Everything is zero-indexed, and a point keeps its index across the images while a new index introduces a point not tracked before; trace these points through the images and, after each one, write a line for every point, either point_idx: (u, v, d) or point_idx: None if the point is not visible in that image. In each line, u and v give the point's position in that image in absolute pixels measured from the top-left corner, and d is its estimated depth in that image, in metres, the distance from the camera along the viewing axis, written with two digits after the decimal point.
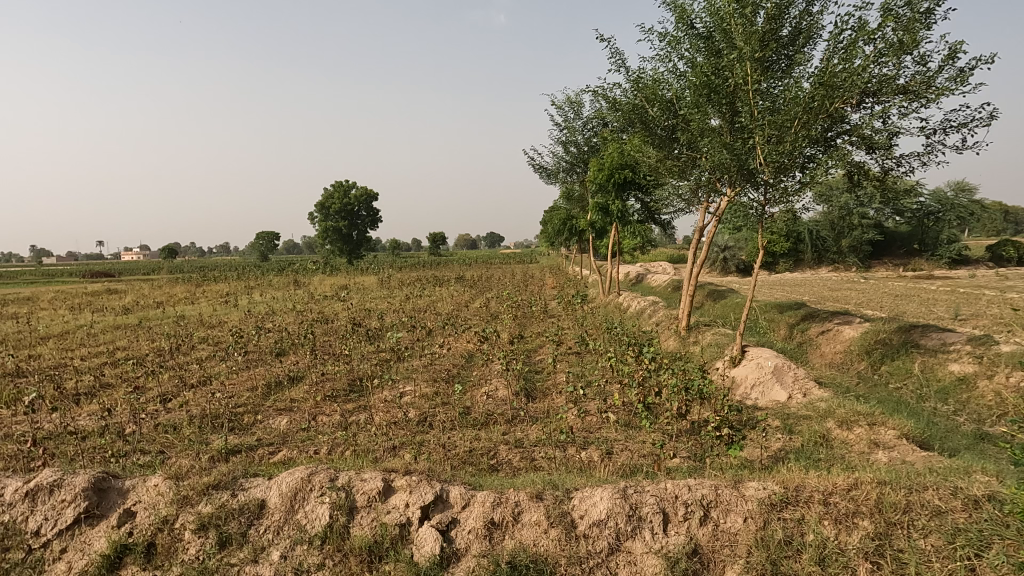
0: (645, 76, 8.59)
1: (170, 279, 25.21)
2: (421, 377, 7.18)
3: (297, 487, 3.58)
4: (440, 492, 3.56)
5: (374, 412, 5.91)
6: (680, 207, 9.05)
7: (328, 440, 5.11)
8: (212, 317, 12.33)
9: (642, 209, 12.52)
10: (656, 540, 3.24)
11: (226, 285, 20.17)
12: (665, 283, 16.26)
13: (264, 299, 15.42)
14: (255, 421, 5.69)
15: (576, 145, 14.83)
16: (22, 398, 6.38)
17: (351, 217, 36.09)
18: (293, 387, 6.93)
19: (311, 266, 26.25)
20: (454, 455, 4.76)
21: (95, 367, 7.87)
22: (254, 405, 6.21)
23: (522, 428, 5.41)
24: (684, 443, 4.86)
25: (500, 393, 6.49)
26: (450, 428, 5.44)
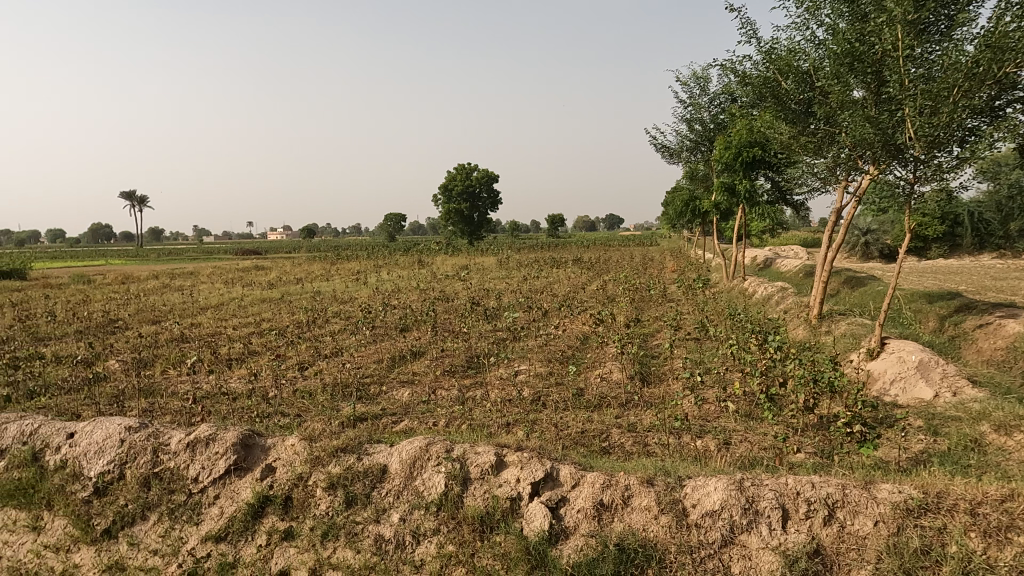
0: (779, 46, 8.04)
1: (309, 258, 27.24)
2: (536, 357, 7.29)
3: (416, 456, 3.77)
4: (551, 470, 3.62)
5: (489, 389, 6.10)
6: (815, 187, 8.43)
7: (446, 414, 5.34)
8: (344, 293, 13.18)
9: (773, 189, 11.81)
10: (774, 536, 3.10)
11: (357, 264, 21.47)
12: (797, 268, 15.26)
13: (391, 278, 16.24)
14: (380, 391, 6.07)
15: (701, 123, 14.23)
16: (185, 361, 7.20)
17: (472, 199, 36.99)
18: (415, 361, 7.27)
19: (434, 247, 27.28)
20: (566, 435, 4.80)
21: (244, 336, 8.71)
22: (380, 376, 6.63)
23: (635, 413, 5.35)
24: (811, 438, 4.58)
25: (614, 376, 6.43)
26: (563, 408, 5.49)
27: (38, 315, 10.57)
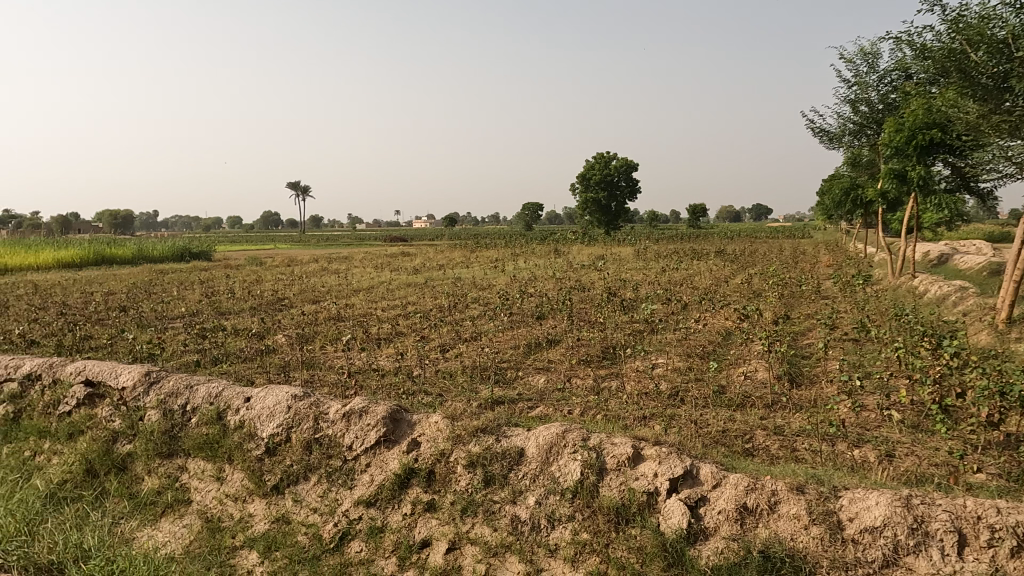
0: (969, 14, 7.09)
1: (451, 245, 28.39)
2: (674, 351, 7.08)
3: (552, 442, 3.80)
4: (691, 468, 3.49)
5: (625, 380, 6.03)
6: (1008, 172, 7.37)
7: (581, 403, 5.35)
8: (483, 280, 13.59)
9: (953, 176, 10.50)
10: (947, 563, 2.78)
11: (495, 252, 22.06)
12: (980, 265, 13.50)
13: (528, 266, 16.50)
14: (517, 376, 6.21)
15: (868, 104, 12.96)
16: (341, 338, 7.82)
17: (610, 188, 36.50)
18: (551, 349, 7.35)
19: (571, 237, 27.30)
20: (706, 432, 4.62)
21: (392, 318, 9.29)
22: (516, 361, 6.78)
23: (783, 415, 5.03)
24: (994, 458, 4.04)
25: (759, 375, 6.08)
26: (703, 405, 5.29)
27: (221, 292, 11.95)
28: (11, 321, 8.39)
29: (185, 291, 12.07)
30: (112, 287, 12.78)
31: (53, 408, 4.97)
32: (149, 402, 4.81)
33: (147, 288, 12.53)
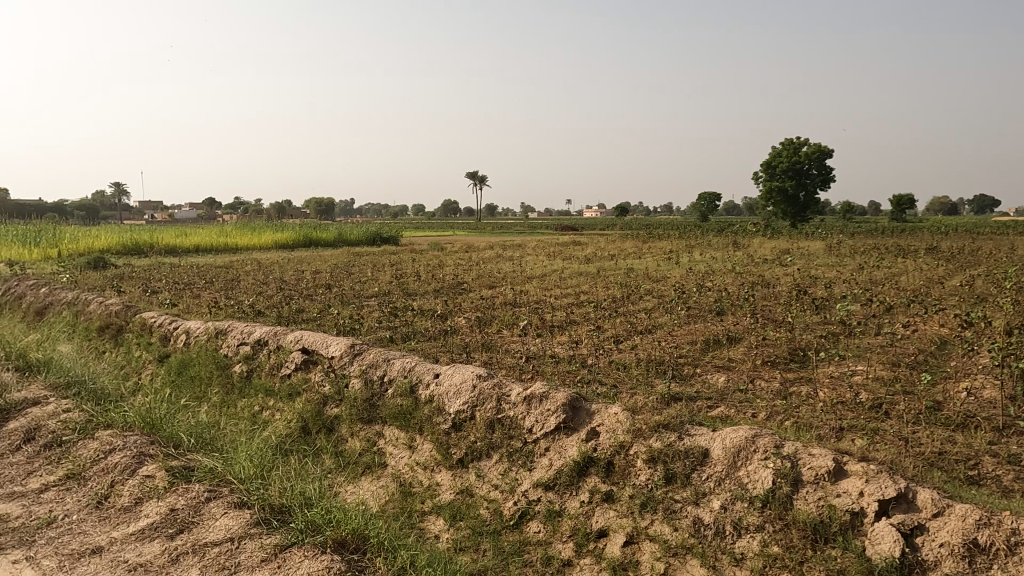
0: None
1: (621, 236, 28.07)
2: (876, 358, 6.35)
3: (741, 445, 3.52)
4: (905, 490, 3.08)
5: (818, 387, 5.52)
6: None
7: (767, 407, 4.99)
8: (657, 272, 13.22)
9: None
10: None
11: (669, 244, 21.38)
12: None
13: (704, 259, 15.77)
14: (694, 373, 5.96)
15: None
16: (517, 323, 8.04)
17: (799, 176, 33.61)
18: (731, 348, 6.94)
19: (751, 229, 25.64)
20: (919, 453, 4.08)
21: (566, 306, 9.38)
22: (693, 358, 6.51)
23: (1020, 442, 4.29)
24: None
25: (987, 393, 5.24)
26: (914, 422, 4.67)
27: (409, 274, 12.87)
28: (243, 293, 9.74)
29: (378, 273, 13.19)
30: (319, 266, 14.33)
31: (276, 371, 5.62)
32: (353, 371, 5.25)
33: (347, 268, 13.88)
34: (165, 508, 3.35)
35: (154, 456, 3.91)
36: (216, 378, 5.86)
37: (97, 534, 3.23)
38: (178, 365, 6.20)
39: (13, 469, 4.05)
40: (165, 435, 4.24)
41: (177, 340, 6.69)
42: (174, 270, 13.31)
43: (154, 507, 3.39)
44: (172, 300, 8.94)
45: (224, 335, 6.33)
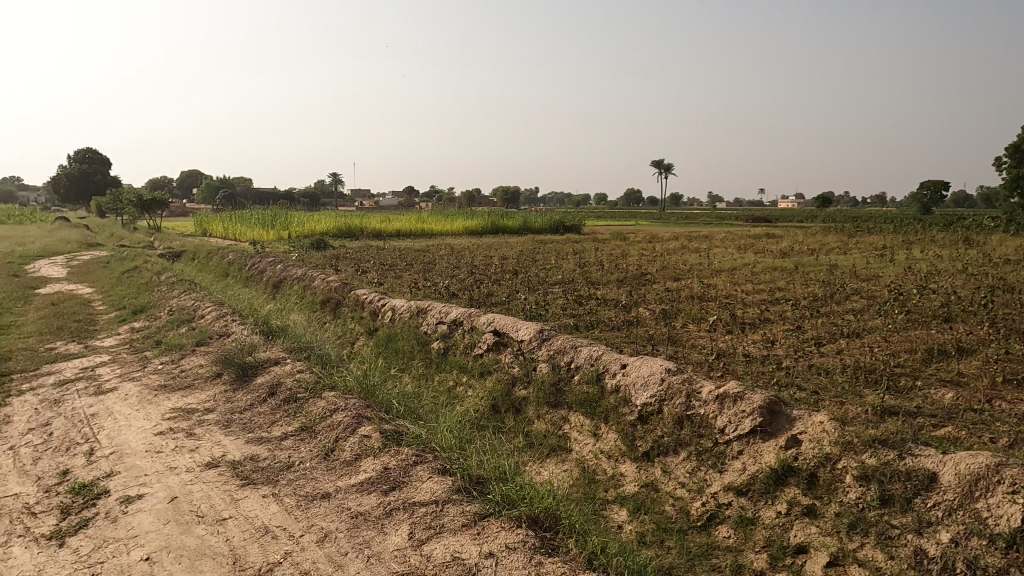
0: None
1: (822, 228, 25.59)
2: None
3: (980, 474, 3.05)
4: None
5: None
6: None
7: (1012, 433, 4.24)
8: (866, 270, 11.84)
9: None
10: None
11: (881, 239, 19.06)
12: None
13: (926, 257, 13.81)
14: (914, 386, 5.24)
15: None
16: (704, 317, 7.67)
17: None
18: (963, 360, 6.00)
19: (989, 223, 21.97)
20: None
21: (758, 303, 8.77)
22: (914, 369, 5.72)
23: None
24: None
25: None
26: None
27: (592, 263, 12.87)
28: (439, 275, 10.43)
29: (561, 261, 13.38)
30: (505, 253, 14.91)
31: (470, 349, 5.90)
32: (541, 355, 5.24)
33: (532, 255, 14.24)
34: (379, 466, 3.75)
35: (370, 419, 4.37)
36: (418, 353, 6.37)
37: (325, 481, 3.70)
38: (385, 338, 6.87)
39: (261, 418, 4.78)
40: (378, 401, 4.72)
41: (384, 316, 7.37)
42: (379, 252, 14.67)
43: (370, 464, 3.80)
44: (379, 280, 9.86)
45: (425, 313, 6.83)
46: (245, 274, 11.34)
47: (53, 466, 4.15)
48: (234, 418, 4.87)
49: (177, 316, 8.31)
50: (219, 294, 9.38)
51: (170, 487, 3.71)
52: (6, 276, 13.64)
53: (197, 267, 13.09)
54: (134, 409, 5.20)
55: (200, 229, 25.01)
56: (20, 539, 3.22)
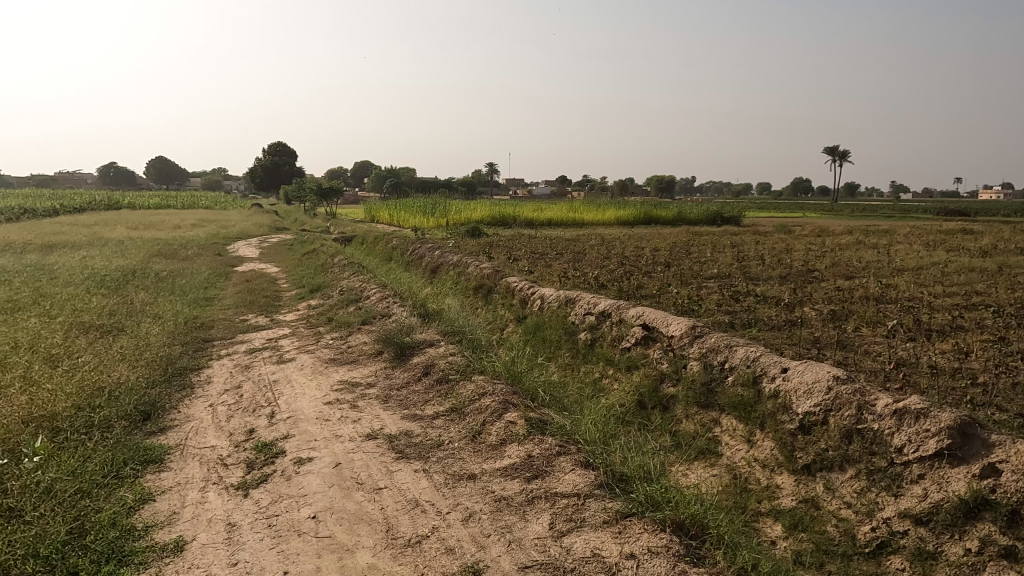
0: None
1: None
2: None
3: None
4: None
5: None
6: None
7: None
8: None
9: None
10: None
11: None
12: None
13: None
14: None
15: None
16: (881, 321, 6.86)
17: None
18: None
19: None
20: None
21: (950, 308, 7.68)
22: None
23: None
24: None
25: None
26: None
27: (751, 258, 12.09)
28: (588, 266, 10.37)
29: (718, 254, 12.69)
30: (658, 244, 14.46)
31: (618, 342, 5.79)
32: (692, 353, 4.98)
33: (685, 247, 13.68)
34: (523, 453, 3.82)
35: (516, 406, 4.44)
36: (565, 343, 6.38)
37: (472, 463, 3.83)
38: (534, 326, 6.98)
39: (416, 396, 5.06)
40: (524, 388, 4.80)
41: (533, 304, 7.46)
42: (531, 241, 14.89)
43: (515, 450, 3.88)
44: (529, 268, 10.01)
45: (573, 303, 6.81)
46: (407, 259, 12.07)
47: (242, 424, 4.72)
48: (392, 394, 5.20)
49: (347, 296, 9.06)
50: (384, 277, 10.08)
51: (335, 453, 4.05)
52: (213, 255, 15.71)
53: (366, 252, 14.19)
54: (308, 379, 5.75)
55: (369, 216, 27.06)
56: (215, 485, 3.69)
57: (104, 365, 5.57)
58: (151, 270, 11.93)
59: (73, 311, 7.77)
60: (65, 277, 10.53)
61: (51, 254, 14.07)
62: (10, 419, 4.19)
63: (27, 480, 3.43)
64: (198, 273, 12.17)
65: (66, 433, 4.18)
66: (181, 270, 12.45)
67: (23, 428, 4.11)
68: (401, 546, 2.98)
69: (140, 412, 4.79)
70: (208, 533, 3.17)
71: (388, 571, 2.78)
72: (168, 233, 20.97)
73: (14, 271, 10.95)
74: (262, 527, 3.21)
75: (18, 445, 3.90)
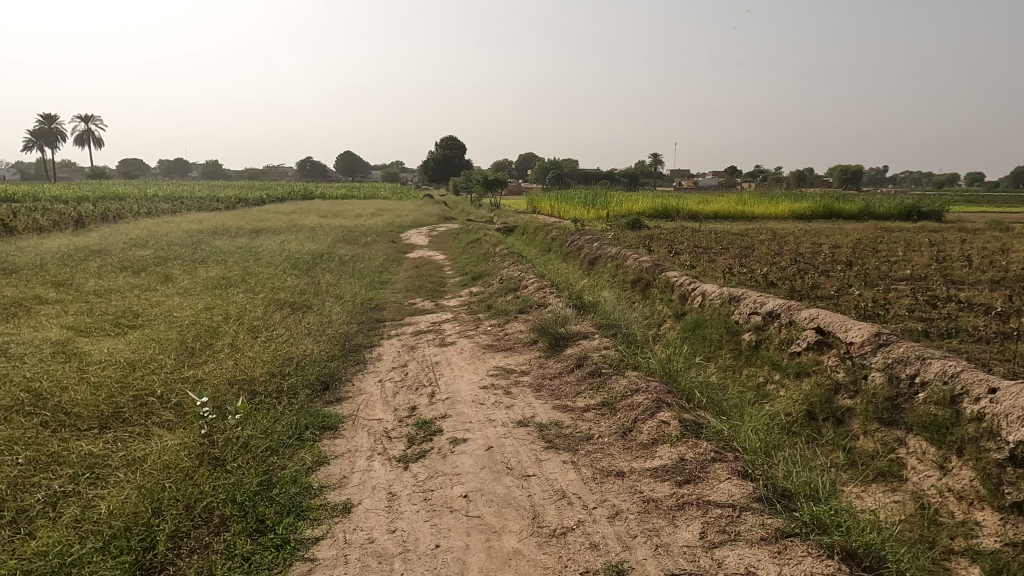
0: None
1: None
2: None
3: None
4: None
5: None
6: None
7: None
8: None
9: None
10: None
11: None
12: None
13: None
14: None
15: None
16: None
17: None
18: None
19: None
20: None
21: None
22: None
23: None
24: None
25: None
26: None
27: (955, 259, 10.54)
28: (756, 262, 9.70)
29: (912, 253, 11.24)
30: (838, 240, 13.15)
31: (786, 346, 5.35)
32: (875, 363, 4.45)
33: (873, 245, 12.28)
34: (676, 455, 3.67)
35: (671, 405, 4.28)
36: (727, 344, 6.04)
37: (621, 460, 3.76)
38: (693, 324, 6.68)
39: (569, 387, 5.08)
40: (680, 387, 4.62)
41: (693, 300, 7.14)
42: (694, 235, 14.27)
43: (667, 452, 3.74)
44: (691, 263, 9.60)
45: (737, 301, 6.40)
46: (565, 250, 12.15)
47: (406, 401, 5.05)
48: (545, 384, 5.27)
49: (506, 284, 9.32)
50: (541, 267, 10.24)
51: (488, 437, 4.19)
52: (388, 242, 16.98)
53: (526, 242, 14.51)
54: (467, 363, 6.00)
55: (531, 207, 27.58)
56: (380, 455, 3.99)
57: (293, 338, 6.25)
58: (336, 254, 13.18)
59: (271, 289, 8.82)
60: (267, 258, 11.96)
61: (257, 238, 16.09)
62: (219, 380, 4.86)
63: (229, 435, 3.95)
64: (375, 258, 13.23)
65: (261, 396, 4.75)
66: (360, 255, 13.62)
67: (229, 389, 4.74)
68: (547, 536, 3.00)
69: (321, 382, 5.31)
70: (372, 499, 3.43)
71: (533, 559, 2.82)
72: (352, 221, 22.97)
73: (228, 252, 12.67)
74: (418, 500, 3.41)
75: (224, 403, 4.51)
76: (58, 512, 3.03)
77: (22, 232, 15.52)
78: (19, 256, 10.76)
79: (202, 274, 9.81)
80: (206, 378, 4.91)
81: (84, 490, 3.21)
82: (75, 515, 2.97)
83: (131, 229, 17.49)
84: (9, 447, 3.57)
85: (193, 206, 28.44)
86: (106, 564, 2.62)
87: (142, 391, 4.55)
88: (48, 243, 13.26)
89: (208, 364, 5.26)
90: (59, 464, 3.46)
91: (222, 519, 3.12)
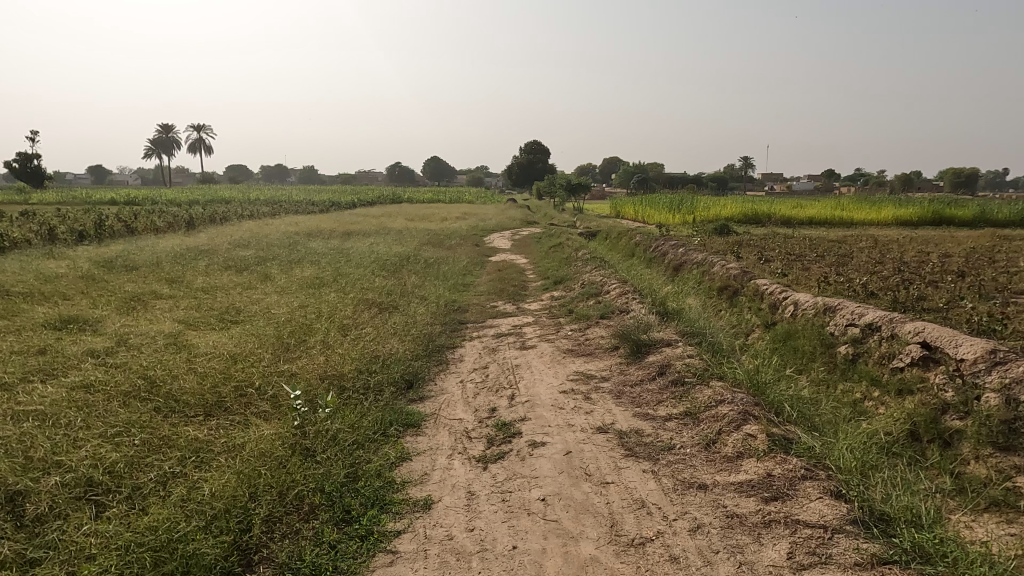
0: None
1: None
2: None
3: None
4: None
5: None
6: None
7: None
8: None
9: None
10: None
11: None
12: None
13: None
14: None
15: None
16: None
17: None
18: None
19: None
20: None
21: None
22: None
23: None
24: None
25: None
26: None
27: None
28: (855, 271, 9.13)
29: None
30: (950, 249, 12.17)
31: (887, 360, 5.02)
32: (990, 383, 4.08)
33: (990, 254, 11.29)
34: (762, 471, 3.53)
35: (758, 418, 4.11)
36: (821, 356, 5.74)
37: (704, 472, 3.66)
38: (784, 335, 6.40)
39: (650, 395, 4.98)
40: (768, 400, 4.42)
41: (784, 310, 6.83)
42: (788, 241, 13.64)
43: (753, 466, 3.60)
44: (783, 271, 9.19)
45: (833, 311, 6.06)
46: (649, 255, 11.94)
47: (486, 402, 5.11)
48: (625, 391, 5.19)
49: (588, 289, 9.27)
50: (624, 273, 10.12)
51: (568, 442, 4.18)
52: (472, 245, 17.27)
53: (609, 247, 14.36)
54: (548, 367, 6.01)
55: (615, 211, 27.29)
56: (460, 454, 4.07)
57: (380, 337, 6.48)
58: (422, 257, 13.54)
59: (360, 289, 9.18)
60: (357, 259, 12.46)
61: (349, 239, 16.80)
62: (311, 375, 5.12)
63: (320, 427, 4.16)
64: (459, 261, 13.52)
65: (350, 392, 4.96)
66: (445, 258, 13.93)
67: (320, 384, 4.98)
68: (624, 545, 2.96)
69: (406, 380, 5.47)
70: (451, 497, 3.50)
71: (611, 566, 2.80)
72: (439, 224, 23.62)
73: (322, 253, 13.29)
74: (496, 500, 3.45)
75: (315, 397, 4.75)
76: (168, 491, 3.28)
77: (142, 232, 16.93)
78: (138, 253, 11.75)
79: (297, 273, 10.34)
80: (299, 372, 5.18)
81: (190, 471, 3.47)
82: (183, 494, 3.20)
83: (235, 230, 18.68)
84: (127, 429, 3.91)
85: (290, 209, 30.02)
86: (209, 541, 2.82)
87: (242, 382, 4.86)
88: (164, 242, 14.40)
89: (301, 359, 5.54)
90: (169, 447, 3.74)
91: (312, 507, 3.28)
